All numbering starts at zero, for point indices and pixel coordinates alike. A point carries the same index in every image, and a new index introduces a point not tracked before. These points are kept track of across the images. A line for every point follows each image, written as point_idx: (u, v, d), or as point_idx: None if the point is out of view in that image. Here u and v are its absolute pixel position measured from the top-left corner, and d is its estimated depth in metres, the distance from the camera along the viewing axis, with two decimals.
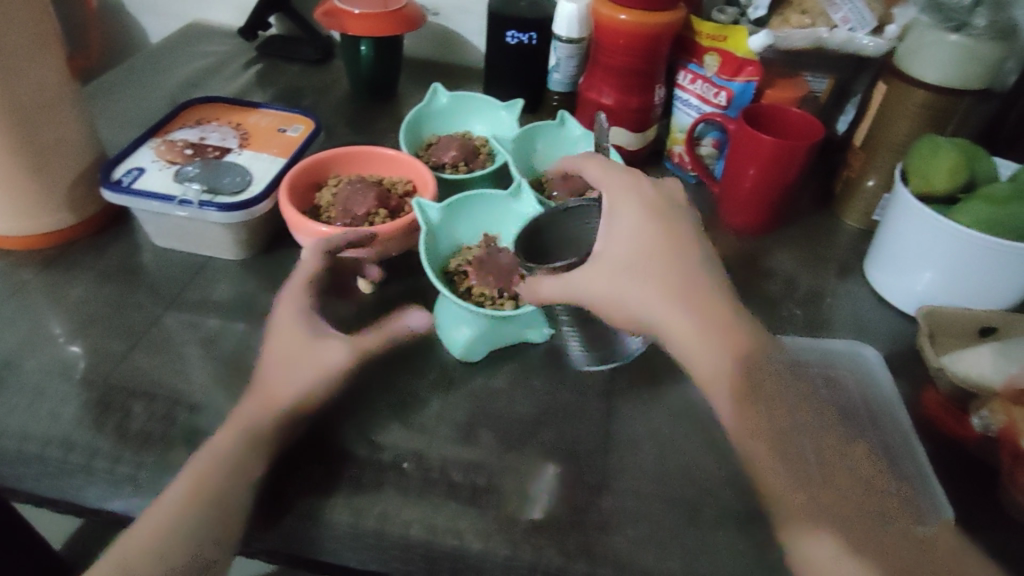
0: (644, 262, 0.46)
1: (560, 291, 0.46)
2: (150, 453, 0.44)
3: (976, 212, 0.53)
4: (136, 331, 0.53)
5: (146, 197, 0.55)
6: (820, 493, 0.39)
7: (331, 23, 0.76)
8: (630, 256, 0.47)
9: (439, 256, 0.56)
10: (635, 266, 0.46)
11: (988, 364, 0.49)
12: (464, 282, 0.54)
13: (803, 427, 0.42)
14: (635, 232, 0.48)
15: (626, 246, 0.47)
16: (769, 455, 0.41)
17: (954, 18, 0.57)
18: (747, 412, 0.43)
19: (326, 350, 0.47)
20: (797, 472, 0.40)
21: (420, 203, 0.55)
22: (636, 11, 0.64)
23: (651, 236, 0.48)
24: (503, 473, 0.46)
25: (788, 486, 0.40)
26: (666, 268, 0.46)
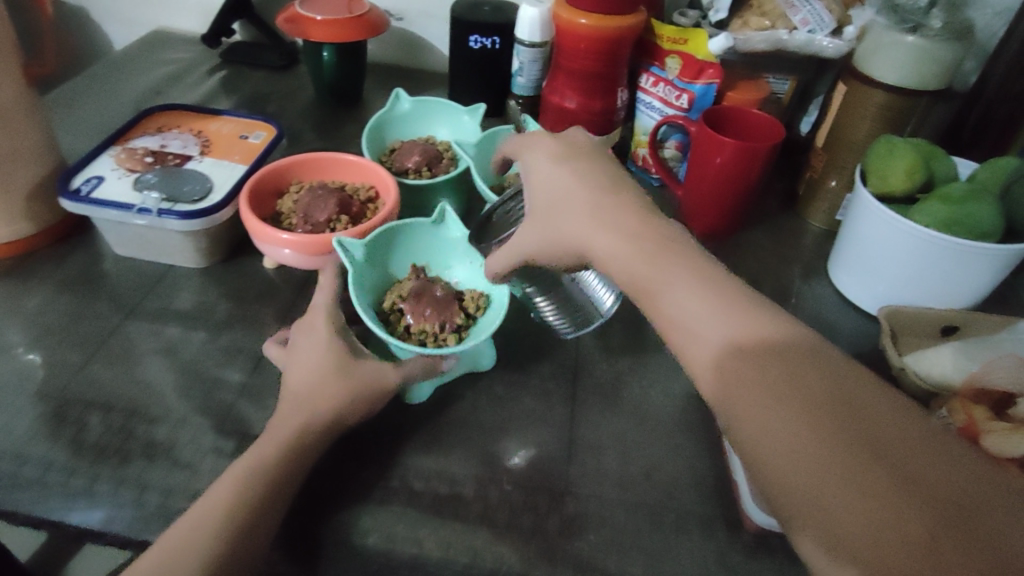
0: (571, 201, 0.44)
1: (511, 256, 0.47)
2: (107, 465, 0.43)
3: (934, 212, 0.54)
4: (91, 341, 0.51)
5: (104, 206, 0.53)
6: (839, 470, 0.27)
7: (293, 29, 0.75)
8: (554, 201, 0.45)
9: (369, 293, 0.53)
10: (565, 211, 0.44)
11: (949, 364, 0.51)
12: (401, 321, 0.52)
13: (808, 384, 0.30)
14: (554, 177, 0.46)
15: (547, 190, 0.46)
16: (770, 437, 0.30)
17: (910, 20, 0.58)
18: (746, 383, 0.32)
19: (373, 371, 0.46)
20: (808, 450, 0.28)
21: (341, 242, 0.51)
22: (596, 15, 0.65)
23: (574, 182, 0.45)
24: (466, 480, 0.45)
25: (793, 467, 0.28)
26: (593, 194, 0.44)
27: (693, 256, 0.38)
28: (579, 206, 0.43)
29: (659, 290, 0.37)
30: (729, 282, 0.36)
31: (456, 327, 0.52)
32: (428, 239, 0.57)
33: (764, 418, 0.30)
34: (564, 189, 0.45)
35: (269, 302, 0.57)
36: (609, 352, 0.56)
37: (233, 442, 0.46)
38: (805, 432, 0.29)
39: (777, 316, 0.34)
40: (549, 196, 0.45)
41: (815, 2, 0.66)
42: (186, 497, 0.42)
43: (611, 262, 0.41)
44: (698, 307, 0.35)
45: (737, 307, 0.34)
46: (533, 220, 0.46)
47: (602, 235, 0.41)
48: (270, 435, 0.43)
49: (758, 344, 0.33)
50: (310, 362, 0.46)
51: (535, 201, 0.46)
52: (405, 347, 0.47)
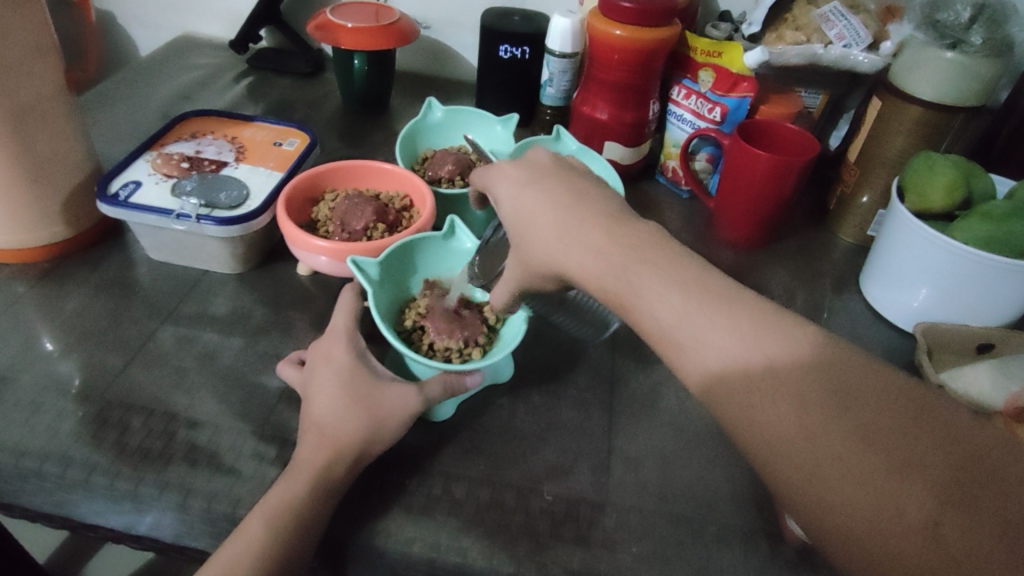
0: (541, 228, 0.40)
1: (505, 288, 0.45)
2: (149, 469, 0.43)
3: (974, 229, 0.54)
4: (131, 345, 0.52)
5: (144, 211, 0.53)
6: (849, 472, 0.28)
7: (323, 36, 0.75)
8: (526, 227, 0.41)
9: (388, 312, 0.52)
10: (539, 240, 0.40)
11: (987, 383, 0.50)
12: (424, 339, 0.51)
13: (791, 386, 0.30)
14: (521, 200, 0.42)
15: (518, 216, 0.42)
16: (779, 454, 0.30)
17: (950, 36, 0.59)
18: (747, 400, 0.31)
19: (394, 395, 0.45)
20: (816, 458, 0.29)
21: (356, 262, 0.50)
22: (631, 27, 0.65)
23: (535, 199, 0.41)
24: (506, 489, 0.45)
25: (800, 473, 0.29)
26: (558, 207, 0.40)
27: (675, 262, 0.36)
28: (549, 230, 0.40)
29: (637, 298, 0.36)
30: (717, 288, 0.35)
31: (480, 340, 0.51)
32: (441, 254, 0.56)
33: (770, 435, 0.30)
34: (534, 214, 0.41)
35: (304, 308, 0.56)
36: (643, 363, 0.55)
37: (274, 448, 0.45)
38: (810, 441, 0.29)
39: (781, 325, 0.33)
40: (519, 222, 0.42)
41: (851, 17, 0.66)
42: (231, 502, 0.42)
43: (597, 285, 0.38)
44: (697, 323, 0.34)
45: (734, 321, 0.33)
46: (514, 250, 0.43)
47: (581, 260, 0.38)
48: (314, 445, 0.43)
49: (756, 358, 0.32)
50: (326, 388, 0.45)
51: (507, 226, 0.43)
52: (425, 362, 0.46)
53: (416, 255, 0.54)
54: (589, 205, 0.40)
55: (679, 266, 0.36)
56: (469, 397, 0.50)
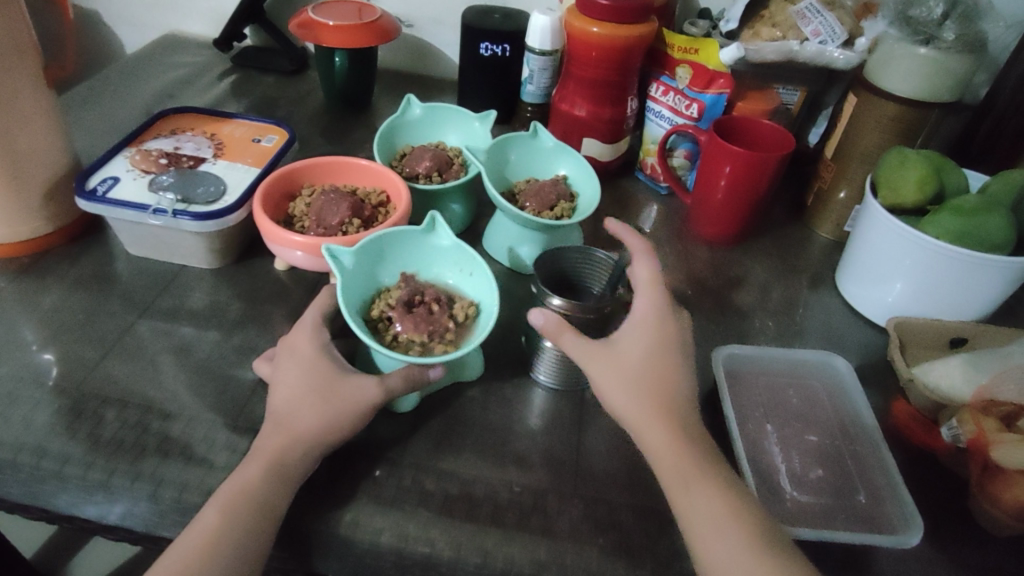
0: (645, 386, 0.44)
1: (577, 352, 0.45)
2: (122, 460, 0.44)
3: (945, 224, 0.54)
4: (107, 339, 0.52)
5: (121, 206, 0.54)
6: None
7: (305, 34, 0.75)
8: (637, 372, 0.44)
9: (360, 302, 0.51)
10: (632, 400, 0.44)
11: (958, 376, 0.51)
12: (389, 330, 0.50)
13: None
14: (651, 348, 0.45)
15: (640, 357, 0.45)
16: None
17: (923, 31, 0.59)
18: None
19: (360, 386, 0.45)
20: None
21: (331, 249, 0.51)
22: (609, 24, 0.65)
23: (670, 355, 0.45)
24: (476, 482, 0.45)
25: None
26: (670, 371, 0.45)
27: (721, 468, 0.42)
28: (663, 397, 0.44)
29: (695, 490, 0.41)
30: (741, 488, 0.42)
31: (446, 336, 0.50)
32: (420, 249, 0.55)
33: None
34: (651, 370, 0.44)
35: (281, 302, 0.57)
36: None
37: (246, 440, 0.46)
38: None
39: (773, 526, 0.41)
40: (620, 367, 0.45)
41: (827, 12, 0.66)
42: (202, 493, 0.43)
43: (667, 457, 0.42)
44: (727, 527, 0.39)
45: (749, 525, 0.39)
46: (614, 365, 0.44)
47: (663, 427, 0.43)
48: (283, 440, 0.43)
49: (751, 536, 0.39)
50: (299, 379, 0.46)
51: (629, 350, 0.45)
52: (383, 350, 0.46)
53: (396, 247, 0.55)
54: (679, 387, 0.45)
55: (723, 475, 0.42)
56: (441, 391, 0.51)
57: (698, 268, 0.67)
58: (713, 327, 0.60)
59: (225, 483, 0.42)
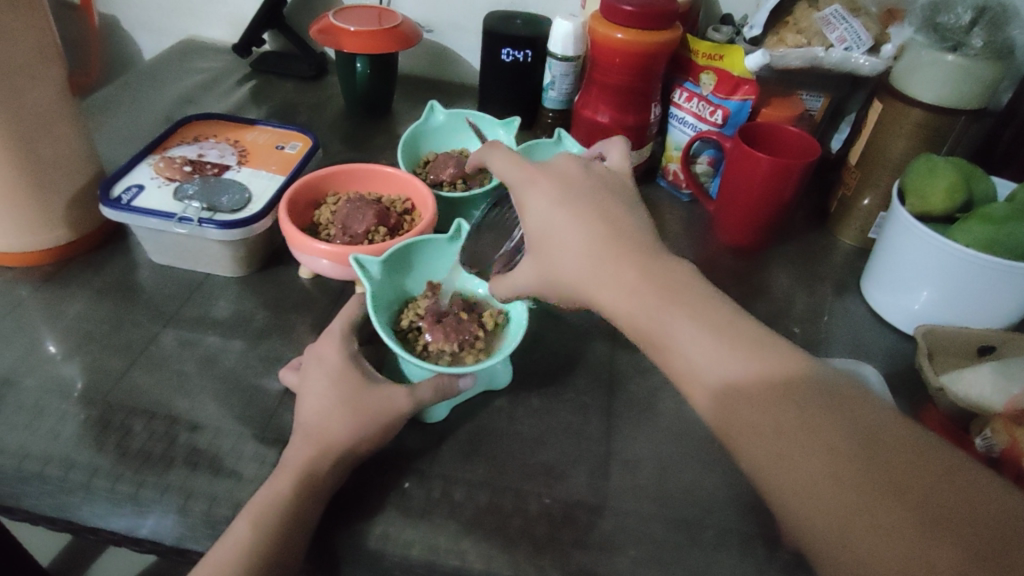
0: (578, 248, 0.41)
1: (509, 289, 0.46)
2: (150, 471, 0.43)
3: (977, 232, 0.54)
4: (132, 348, 0.52)
5: (146, 214, 0.54)
6: (869, 502, 0.30)
7: (326, 40, 0.75)
8: (551, 249, 0.42)
9: (387, 312, 0.51)
10: (579, 268, 0.40)
11: (988, 385, 0.50)
12: (419, 340, 0.50)
13: (787, 428, 0.33)
14: (544, 218, 0.43)
15: (540, 234, 0.43)
16: (780, 462, 0.32)
17: (951, 38, 0.58)
18: (753, 414, 0.34)
19: (389, 396, 0.45)
20: (835, 490, 0.31)
21: (359, 259, 0.50)
22: (632, 30, 0.65)
23: (564, 208, 0.42)
24: (505, 493, 0.45)
25: (804, 487, 0.31)
26: (580, 218, 0.41)
27: (680, 285, 0.38)
28: (582, 252, 0.40)
29: (667, 339, 0.37)
30: (728, 311, 0.37)
31: (476, 346, 0.50)
32: (446, 258, 0.55)
33: (787, 462, 0.32)
34: (571, 230, 0.41)
35: (306, 311, 0.57)
36: (644, 365, 0.55)
37: (275, 451, 0.46)
38: (812, 459, 0.32)
39: (777, 345, 0.35)
40: (551, 242, 0.42)
41: (852, 19, 0.65)
42: (231, 505, 0.42)
43: (624, 310, 0.39)
44: (703, 353, 0.36)
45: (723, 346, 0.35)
46: (532, 259, 0.43)
47: (601, 277, 0.40)
48: (313, 449, 0.43)
49: (754, 374, 0.34)
50: (328, 388, 0.46)
51: (532, 234, 0.43)
52: (416, 360, 0.45)
53: (422, 255, 0.54)
54: (591, 227, 0.41)
55: (680, 297, 0.38)
56: (466, 402, 0.50)
57: (721, 275, 0.66)
58: None
59: (255, 495, 0.41)
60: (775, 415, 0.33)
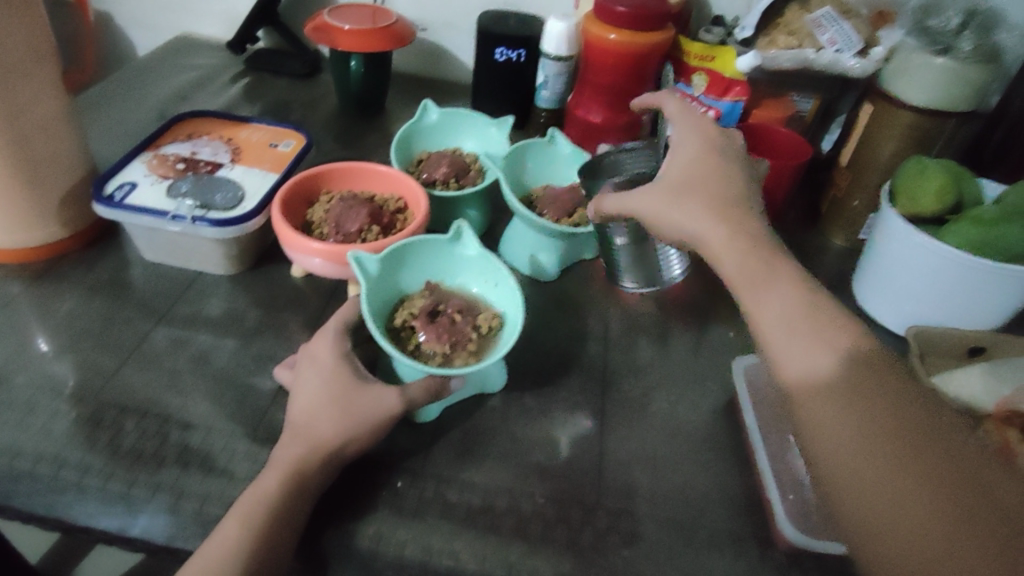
0: (699, 204, 0.47)
1: (618, 205, 0.51)
2: (142, 470, 0.44)
3: (964, 234, 0.54)
4: (125, 347, 0.52)
5: (138, 212, 0.54)
6: (903, 479, 0.32)
7: (321, 38, 0.75)
8: (681, 182, 0.48)
9: (382, 310, 0.52)
10: (688, 210, 0.47)
11: (979, 387, 0.51)
12: (412, 339, 0.50)
13: (854, 401, 0.35)
14: (692, 166, 0.49)
15: (682, 175, 0.49)
16: (836, 429, 0.34)
17: (940, 42, 0.59)
18: (828, 389, 0.36)
19: (383, 395, 0.45)
20: (885, 475, 0.32)
21: (356, 256, 0.50)
22: (626, 31, 0.66)
23: (706, 162, 0.49)
24: (497, 493, 0.45)
25: (850, 452, 0.34)
26: (716, 180, 0.48)
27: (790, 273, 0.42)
28: (698, 208, 0.47)
29: (760, 301, 0.41)
30: (825, 304, 0.39)
31: (469, 347, 0.50)
32: (442, 257, 0.55)
33: (839, 441, 0.34)
34: (701, 177, 0.48)
35: (298, 310, 0.57)
36: (637, 365, 0.55)
37: (267, 450, 0.46)
38: (870, 432, 0.33)
39: (854, 336, 0.37)
40: (682, 184, 0.48)
41: (842, 21, 0.66)
42: (223, 504, 0.43)
43: (727, 258, 0.44)
44: (791, 328, 0.39)
45: (812, 321, 0.38)
46: (659, 191, 0.49)
47: (714, 227, 0.46)
48: (306, 448, 0.43)
49: (827, 365, 0.37)
50: (320, 387, 0.46)
51: (671, 176, 0.49)
52: (407, 360, 0.46)
53: (419, 254, 0.54)
54: (728, 181, 0.49)
55: (790, 276, 0.42)
56: (458, 402, 0.51)
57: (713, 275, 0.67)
58: (733, 333, 0.59)
59: (245, 494, 0.41)
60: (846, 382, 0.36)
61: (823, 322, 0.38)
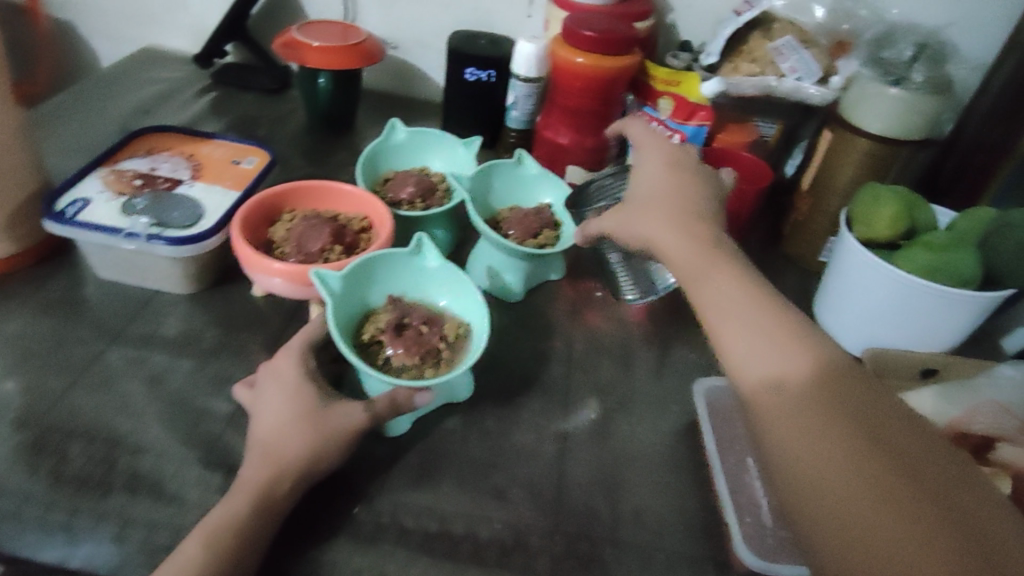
0: (661, 216, 0.48)
1: (598, 226, 0.53)
2: (87, 498, 0.42)
3: (918, 259, 0.55)
4: (74, 368, 0.50)
5: (92, 229, 0.52)
6: (858, 482, 0.31)
7: (289, 54, 0.75)
8: (648, 198, 0.50)
9: (348, 325, 0.51)
10: (648, 223, 0.48)
11: (930, 407, 0.52)
12: (381, 353, 0.49)
13: (809, 408, 0.35)
14: (657, 185, 0.51)
15: (648, 192, 0.51)
16: (793, 434, 0.35)
17: (892, 73, 0.61)
18: (785, 397, 0.36)
19: (340, 417, 0.45)
20: (841, 477, 0.32)
21: (318, 273, 0.50)
22: (592, 55, 0.66)
23: (668, 180, 0.52)
24: (456, 518, 0.44)
25: (807, 457, 0.34)
26: (677, 193, 0.50)
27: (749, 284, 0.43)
28: (661, 218, 0.48)
29: (720, 311, 0.42)
30: (785, 312, 0.40)
31: (437, 358, 0.50)
32: (406, 271, 0.55)
33: (799, 445, 0.34)
34: (663, 191, 0.50)
35: (258, 330, 0.56)
36: (600, 387, 0.55)
37: (220, 476, 0.45)
38: (826, 437, 0.34)
39: (812, 346, 0.38)
40: (649, 199, 0.50)
41: (803, 50, 0.67)
42: (171, 532, 0.41)
43: (684, 267, 0.45)
44: (749, 338, 0.39)
45: (769, 329, 0.39)
46: (629, 208, 0.51)
47: (674, 235, 0.47)
48: (258, 473, 0.42)
49: (790, 379, 0.37)
50: (276, 409, 0.45)
51: (637, 195, 0.51)
52: (375, 374, 0.45)
53: (385, 270, 0.54)
54: (691, 195, 0.50)
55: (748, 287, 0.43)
56: (418, 425, 0.50)
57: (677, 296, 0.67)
58: (696, 355, 0.60)
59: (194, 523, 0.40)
60: (801, 390, 0.36)
61: (780, 330, 0.39)
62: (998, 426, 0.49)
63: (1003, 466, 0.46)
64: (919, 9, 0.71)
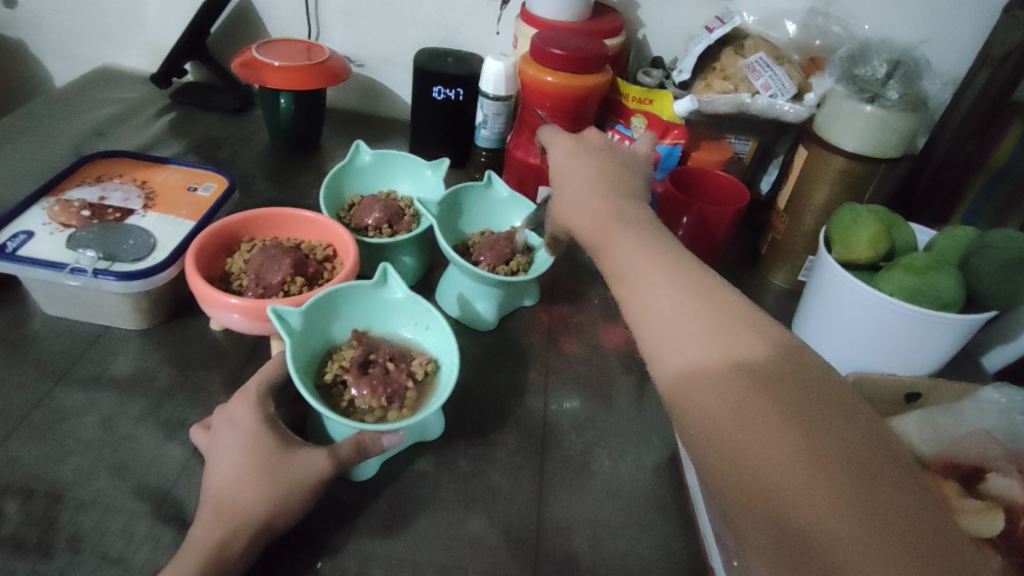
0: (587, 202, 0.47)
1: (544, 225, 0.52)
2: (23, 563, 0.39)
3: (899, 281, 0.54)
4: (13, 415, 0.47)
5: (32, 264, 0.49)
6: (791, 462, 0.28)
7: (248, 74, 0.72)
8: (579, 184, 0.49)
9: (308, 366, 0.48)
10: (576, 210, 0.47)
11: (916, 435, 0.47)
12: (344, 394, 0.47)
13: (737, 380, 0.31)
14: (584, 173, 0.50)
15: (576, 181, 0.50)
16: (718, 409, 0.31)
17: (868, 90, 0.60)
18: (708, 368, 0.32)
19: (301, 465, 0.42)
20: (771, 454, 0.29)
21: (277, 310, 0.46)
22: (562, 73, 0.64)
23: (592, 168, 0.50)
24: (427, 570, 0.42)
25: (736, 434, 0.30)
26: (604, 180, 0.48)
27: (672, 254, 0.39)
28: (588, 204, 0.47)
29: (644, 282, 0.38)
30: (710, 282, 0.37)
31: (404, 399, 0.47)
32: (371, 305, 0.52)
33: (727, 420, 0.30)
34: (587, 178, 0.49)
35: (217, 367, 0.53)
36: (578, 419, 0.53)
37: (172, 531, 0.41)
38: (757, 412, 0.30)
39: (742, 315, 0.34)
40: (577, 187, 0.49)
41: (777, 68, 0.66)
42: None
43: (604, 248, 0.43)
44: (674, 309, 0.35)
45: (694, 299, 0.35)
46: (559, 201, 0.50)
47: (599, 219, 0.45)
48: (211, 530, 0.39)
49: (724, 357, 0.32)
50: (231, 459, 0.42)
51: (567, 185, 0.50)
52: (340, 419, 0.42)
53: (349, 301, 0.51)
54: (616, 182, 0.49)
55: (673, 258, 0.39)
56: (387, 467, 0.47)
57: None
58: None
59: None
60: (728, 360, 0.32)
61: (707, 300, 0.35)
62: (986, 452, 0.45)
63: (995, 500, 0.43)
64: (888, 26, 0.71)
